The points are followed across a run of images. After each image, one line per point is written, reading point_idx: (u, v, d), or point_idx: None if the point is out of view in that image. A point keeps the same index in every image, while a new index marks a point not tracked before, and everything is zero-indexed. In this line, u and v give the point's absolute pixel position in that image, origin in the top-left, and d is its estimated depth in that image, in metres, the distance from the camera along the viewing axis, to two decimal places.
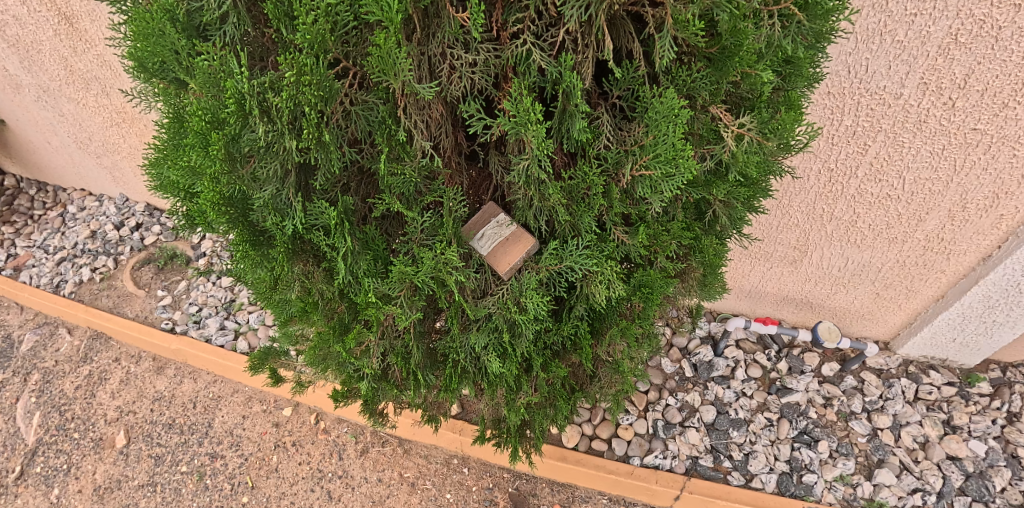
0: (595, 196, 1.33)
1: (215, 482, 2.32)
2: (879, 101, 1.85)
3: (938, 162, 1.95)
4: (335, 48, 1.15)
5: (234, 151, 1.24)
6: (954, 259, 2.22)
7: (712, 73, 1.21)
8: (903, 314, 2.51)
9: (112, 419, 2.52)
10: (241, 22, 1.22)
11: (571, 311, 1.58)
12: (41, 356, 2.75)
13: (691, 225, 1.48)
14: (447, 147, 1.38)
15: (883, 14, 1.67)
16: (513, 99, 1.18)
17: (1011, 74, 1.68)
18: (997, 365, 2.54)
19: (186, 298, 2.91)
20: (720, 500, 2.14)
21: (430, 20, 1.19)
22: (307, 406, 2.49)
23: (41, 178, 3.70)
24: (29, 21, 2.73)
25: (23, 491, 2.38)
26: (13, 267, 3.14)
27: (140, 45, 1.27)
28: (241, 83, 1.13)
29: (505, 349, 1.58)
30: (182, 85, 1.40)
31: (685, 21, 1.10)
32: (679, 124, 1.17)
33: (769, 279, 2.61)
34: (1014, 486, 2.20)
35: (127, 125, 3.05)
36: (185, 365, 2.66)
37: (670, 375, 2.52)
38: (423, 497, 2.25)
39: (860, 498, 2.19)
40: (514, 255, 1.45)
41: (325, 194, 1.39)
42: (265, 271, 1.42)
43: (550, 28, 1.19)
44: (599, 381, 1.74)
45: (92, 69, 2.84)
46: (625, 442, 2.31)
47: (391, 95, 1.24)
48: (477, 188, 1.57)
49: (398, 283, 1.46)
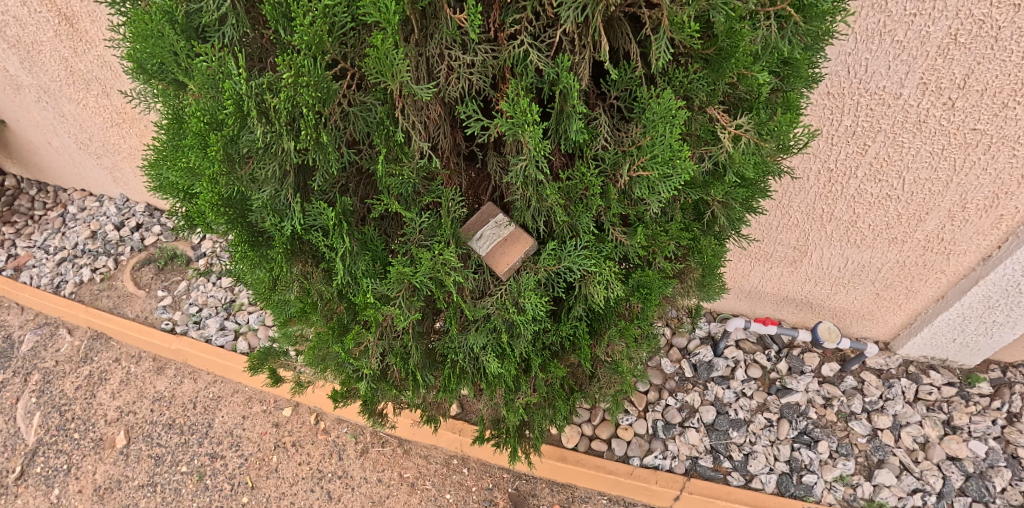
0: (593, 196, 1.33)
1: (215, 482, 2.32)
2: (879, 101, 1.85)
3: (938, 162, 1.95)
4: (333, 49, 1.15)
5: (233, 152, 1.24)
6: (954, 259, 2.22)
7: (709, 74, 1.21)
8: (904, 315, 2.51)
9: (113, 419, 2.52)
10: (240, 23, 1.22)
11: (570, 311, 1.58)
12: (42, 357, 2.75)
13: (690, 225, 1.48)
14: (445, 147, 1.38)
15: (882, 14, 1.67)
16: (510, 100, 1.18)
17: (1011, 74, 1.68)
18: (997, 365, 2.54)
19: (186, 299, 2.92)
20: (720, 501, 2.14)
21: (428, 21, 1.19)
22: (307, 406, 2.49)
23: (42, 178, 3.71)
24: (29, 22, 2.74)
25: (23, 491, 2.38)
26: (14, 267, 3.14)
27: (139, 47, 1.27)
28: (240, 84, 1.13)
29: (504, 349, 1.58)
30: (181, 86, 1.40)
31: (681, 23, 1.09)
32: (676, 125, 1.17)
33: (769, 279, 2.61)
34: (1015, 486, 2.20)
35: (127, 125, 3.05)
36: (185, 365, 2.67)
37: (669, 375, 2.52)
38: (423, 498, 2.25)
39: (860, 498, 2.18)
40: (513, 255, 1.45)
41: (324, 195, 1.39)
42: (264, 271, 1.43)
43: (547, 29, 1.19)
44: (599, 381, 1.74)
45: (92, 70, 2.84)
46: (625, 443, 2.31)
47: (389, 96, 1.24)
48: (476, 189, 1.57)
49: (396, 284, 1.46)
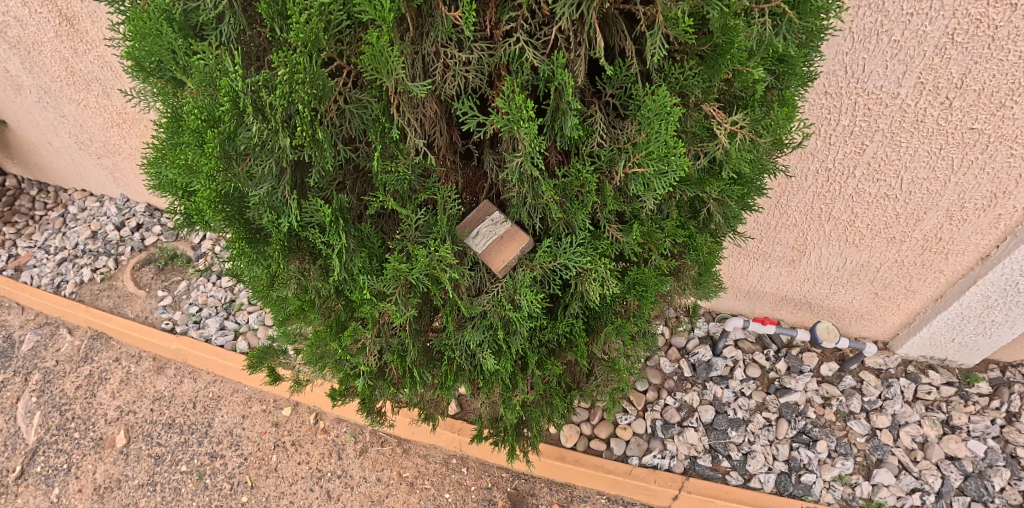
0: (588, 193, 1.34)
1: (215, 482, 2.33)
2: (877, 101, 1.85)
3: (936, 162, 1.95)
4: (329, 46, 1.16)
5: (230, 149, 1.24)
6: (953, 258, 2.22)
7: (704, 70, 1.22)
8: (903, 314, 2.51)
9: (113, 419, 2.53)
10: (238, 22, 1.23)
11: (567, 309, 1.58)
12: (42, 357, 2.76)
13: (686, 223, 1.48)
14: (441, 145, 1.38)
15: (880, 14, 1.68)
16: (506, 96, 1.19)
17: (1008, 73, 1.68)
18: (996, 364, 2.54)
19: (186, 298, 2.92)
20: (719, 500, 2.14)
21: (423, 19, 1.20)
22: (307, 406, 2.50)
23: (42, 178, 3.72)
24: (30, 23, 2.75)
25: (23, 491, 2.39)
26: (14, 267, 3.15)
27: (138, 45, 1.28)
28: (237, 81, 1.14)
29: (500, 347, 1.59)
30: (179, 85, 1.40)
31: (675, 18, 1.10)
32: (671, 122, 1.18)
33: (767, 279, 2.61)
34: (1014, 486, 2.19)
35: (128, 125, 3.06)
36: (185, 365, 2.67)
37: (668, 375, 2.53)
38: (423, 497, 2.25)
39: (860, 497, 2.19)
40: (509, 253, 1.45)
41: (321, 192, 1.40)
42: (261, 268, 1.43)
43: (542, 27, 1.19)
44: (596, 379, 1.74)
45: (93, 70, 2.85)
46: (624, 442, 2.32)
47: (384, 93, 1.24)
48: (473, 187, 1.57)
49: (393, 281, 1.47)
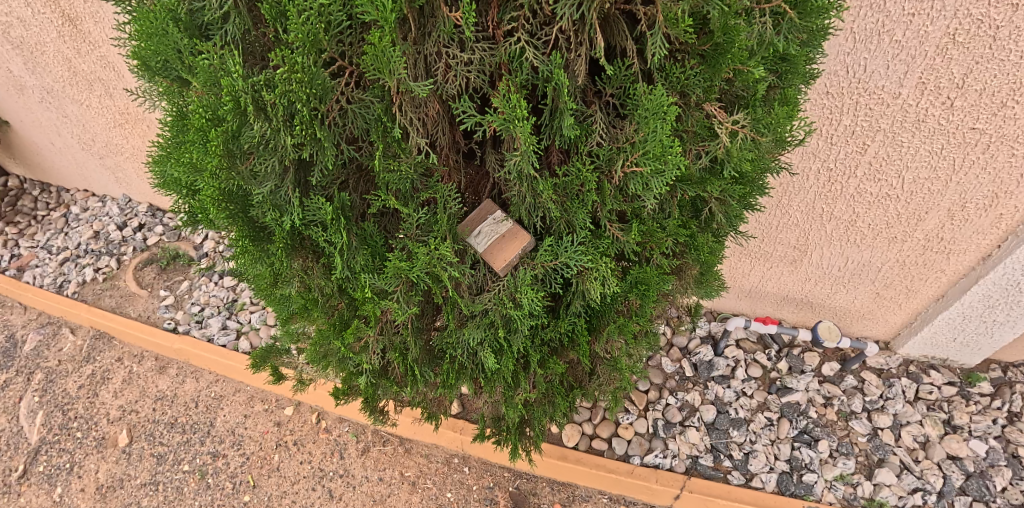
0: (588, 192, 1.34)
1: (217, 481, 2.33)
2: (878, 101, 1.86)
3: (938, 162, 1.95)
4: (330, 47, 1.17)
5: (235, 148, 1.27)
6: (954, 259, 2.23)
7: (705, 70, 1.22)
8: (904, 314, 2.52)
9: (115, 418, 2.53)
10: (242, 21, 1.24)
11: (569, 307, 1.59)
12: (44, 356, 2.76)
13: (688, 222, 1.49)
14: (443, 143, 1.40)
15: (881, 14, 1.68)
16: (504, 96, 1.20)
17: (1010, 73, 1.68)
18: (997, 364, 2.53)
19: (189, 298, 2.93)
20: (720, 500, 2.15)
21: (425, 20, 1.21)
22: (308, 405, 2.50)
23: (44, 178, 3.73)
24: (33, 23, 2.76)
25: (25, 490, 2.40)
26: (17, 267, 3.14)
27: (145, 44, 1.30)
28: (238, 80, 1.16)
29: (501, 344, 1.60)
30: (185, 83, 1.43)
31: (676, 18, 1.11)
32: (666, 121, 1.18)
33: (768, 280, 2.62)
34: (1015, 486, 2.19)
35: (129, 126, 3.08)
36: (187, 364, 2.67)
37: (669, 375, 2.53)
38: (424, 496, 2.26)
39: (860, 497, 2.19)
40: (510, 252, 1.45)
41: (324, 191, 1.41)
42: (265, 265, 1.46)
43: (544, 27, 1.20)
44: (598, 378, 1.75)
45: (95, 71, 2.86)
46: (625, 441, 2.32)
47: (387, 93, 1.25)
48: (475, 187, 1.59)
49: (395, 279, 1.48)
